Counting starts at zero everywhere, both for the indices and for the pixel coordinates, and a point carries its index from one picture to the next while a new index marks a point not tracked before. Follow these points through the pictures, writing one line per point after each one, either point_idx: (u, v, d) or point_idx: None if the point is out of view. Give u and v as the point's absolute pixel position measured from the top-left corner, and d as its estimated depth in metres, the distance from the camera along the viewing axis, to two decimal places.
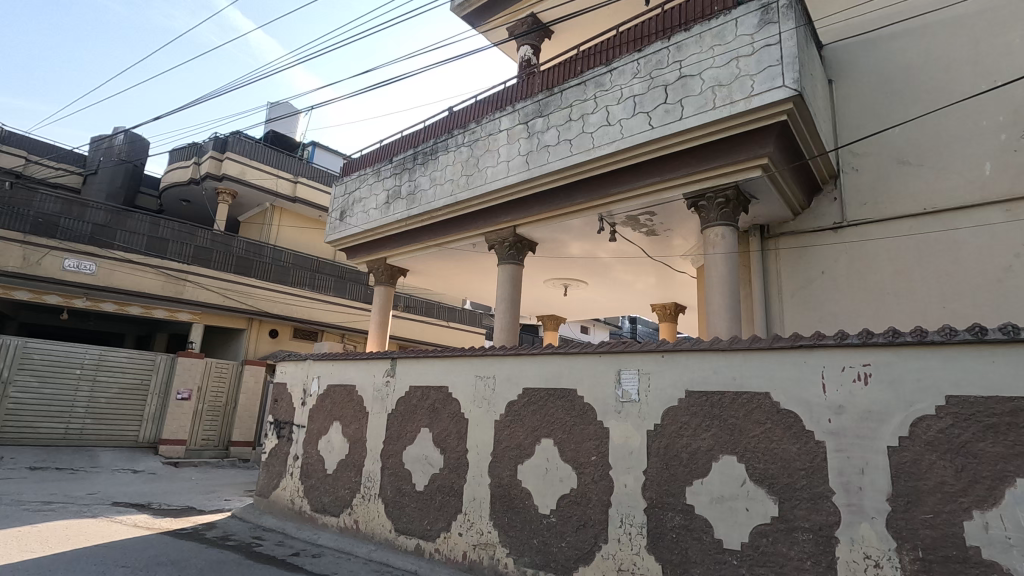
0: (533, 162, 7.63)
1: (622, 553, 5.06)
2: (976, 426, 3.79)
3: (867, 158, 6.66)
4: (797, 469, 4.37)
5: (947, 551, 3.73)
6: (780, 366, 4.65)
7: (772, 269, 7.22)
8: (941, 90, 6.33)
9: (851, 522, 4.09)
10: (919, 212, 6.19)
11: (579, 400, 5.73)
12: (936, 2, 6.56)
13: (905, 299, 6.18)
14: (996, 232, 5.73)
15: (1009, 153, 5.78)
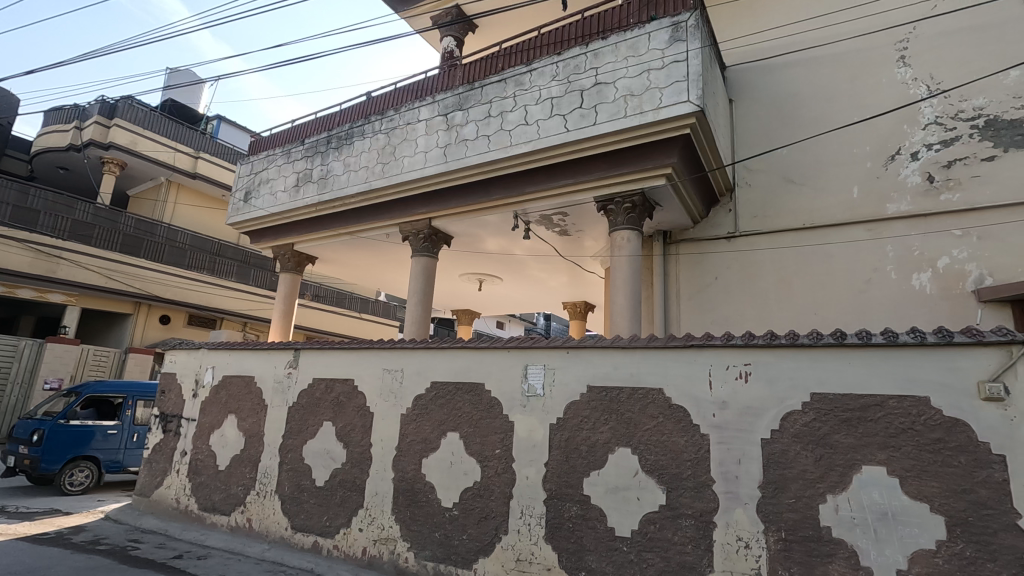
0: (451, 155, 7.57)
1: (520, 543, 5.20)
2: (834, 419, 4.27)
3: (758, 174, 7.25)
4: (684, 460, 4.71)
5: (805, 531, 4.18)
6: (673, 364, 4.97)
7: (672, 273, 7.67)
8: (823, 118, 7.01)
9: (728, 508, 4.46)
10: (799, 227, 6.84)
11: (487, 395, 5.79)
12: (823, 37, 7.25)
13: (783, 306, 6.81)
14: (861, 249, 6.46)
15: (874, 179, 6.53)
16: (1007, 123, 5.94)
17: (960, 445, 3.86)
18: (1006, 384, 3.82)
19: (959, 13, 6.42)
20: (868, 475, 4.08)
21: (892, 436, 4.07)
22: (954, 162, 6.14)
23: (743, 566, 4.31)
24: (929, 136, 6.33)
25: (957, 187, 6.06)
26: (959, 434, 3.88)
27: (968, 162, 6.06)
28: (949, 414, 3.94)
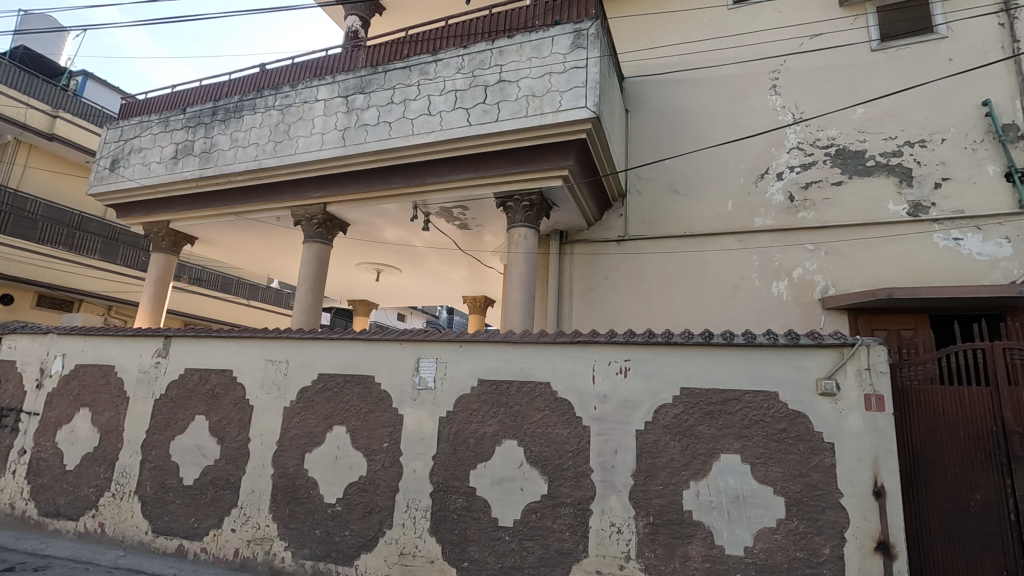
0: (349, 139, 7.29)
1: (404, 537, 5.16)
2: (699, 412, 4.66)
3: (649, 182, 7.71)
4: (567, 451, 4.92)
5: (670, 515, 4.54)
6: (560, 359, 5.16)
7: (566, 271, 7.95)
8: (707, 134, 7.59)
9: (603, 496, 4.73)
10: (682, 234, 7.37)
11: (376, 388, 5.66)
12: (710, 59, 7.84)
13: (664, 307, 7.31)
14: (732, 257, 7.10)
15: (746, 195, 7.20)
16: (853, 153, 6.80)
17: (800, 435, 4.39)
18: (838, 380, 4.39)
19: (820, 52, 7.23)
20: (725, 462, 4.51)
21: (746, 426, 4.52)
22: (810, 184, 6.92)
23: (614, 550, 4.59)
24: (792, 159, 7.08)
25: (812, 207, 6.84)
26: (799, 424, 4.40)
27: (821, 185, 6.86)
28: (792, 407, 4.45)
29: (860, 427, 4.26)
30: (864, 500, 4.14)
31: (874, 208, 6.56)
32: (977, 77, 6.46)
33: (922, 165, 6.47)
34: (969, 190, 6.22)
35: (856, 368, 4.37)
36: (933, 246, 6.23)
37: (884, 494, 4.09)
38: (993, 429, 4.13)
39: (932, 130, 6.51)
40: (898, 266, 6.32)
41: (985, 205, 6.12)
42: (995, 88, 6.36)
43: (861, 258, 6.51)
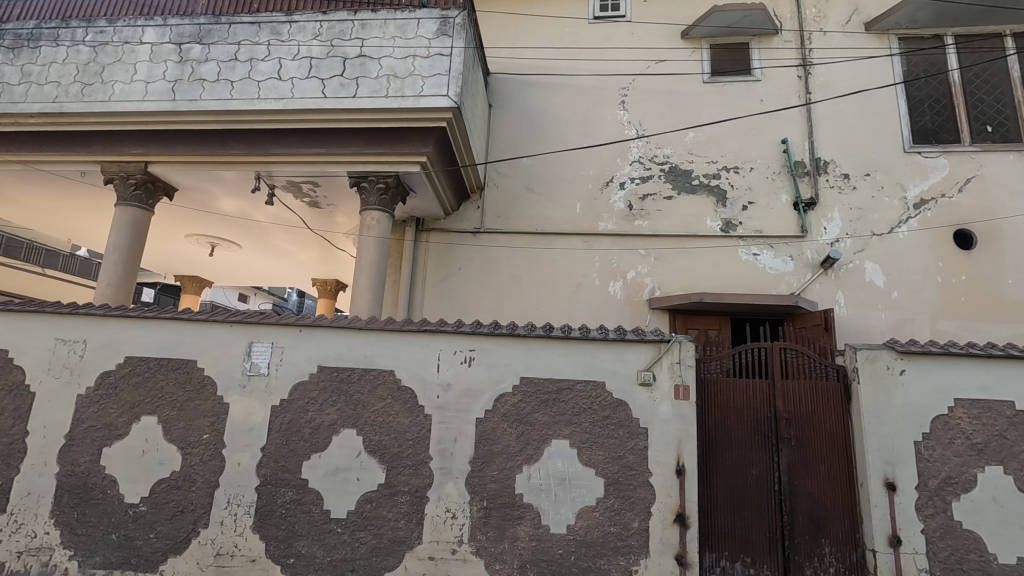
0: (181, 93, 6.45)
1: (222, 537, 4.75)
2: (535, 400, 4.93)
3: (506, 178, 7.93)
4: (407, 439, 4.89)
5: (503, 498, 4.74)
6: (406, 347, 5.09)
7: (420, 259, 7.87)
8: (563, 138, 8.00)
9: (440, 483, 4.80)
10: (534, 231, 7.70)
11: (198, 373, 5.10)
12: (570, 67, 8.25)
13: (513, 300, 7.58)
14: (577, 256, 7.59)
15: (593, 199, 7.73)
16: (682, 172, 7.65)
17: (620, 421, 4.85)
18: (654, 372, 4.92)
19: (663, 77, 8.00)
20: (555, 447, 4.83)
21: (576, 414, 4.89)
22: (647, 196, 7.64)
23: (448, 535, 4.69)
24: (633, 171, 7.75)
25: (647, 216, 7.56)
26: (620, 412, 4.86)
27: (655, 197, 7.61)
28: (616, 396, 4.90)
29: (670, 414, 4.83)
30: (667, 479, 4.71)
31: (696, 222, 7.44)
32: (779, 118, 7.63)
33: (735, 188, 7.48)
34: (767, 214, 7.34)
35: (670, 361, 4.93)
36: (738, 259, 7.25)
37: (683, 473, 4.69)
38: (768, 415, 4.95)
39: (744, 159, 7.56)
40: (711, 274, 7.26)
41: (778, 227, 7.27)
42: (791, 130, 7.57)
43: (683, 266, 7.35)
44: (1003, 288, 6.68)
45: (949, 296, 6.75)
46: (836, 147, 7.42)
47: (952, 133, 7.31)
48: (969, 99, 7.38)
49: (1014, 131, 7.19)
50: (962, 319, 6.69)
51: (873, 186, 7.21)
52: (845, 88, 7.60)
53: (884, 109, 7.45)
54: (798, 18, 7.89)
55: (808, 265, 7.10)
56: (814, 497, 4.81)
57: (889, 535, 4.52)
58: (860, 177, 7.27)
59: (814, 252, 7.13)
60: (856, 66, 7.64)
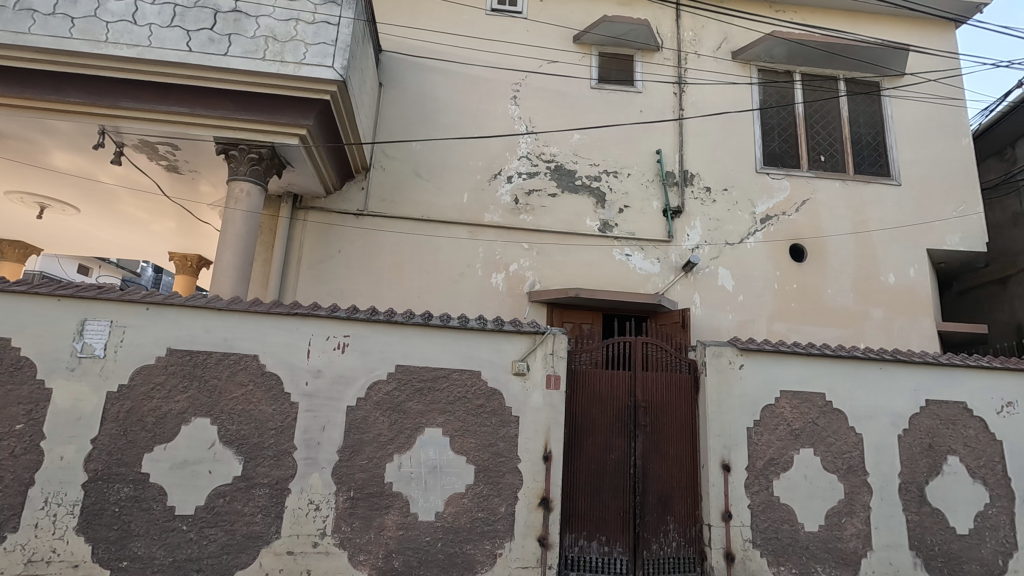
0: (3, 23, 5.46)
1: (37, 541, 4.15)
2: (410, 388, 4.87)
3: (394, 161, 7.71)
4: (268, 429, 4.59)
5: (371, 488, 4.63)
6: (272, 330, 4.76)
7: (296, 238, 7.40)
8: (454, 126, 7.94)
9: (304, 473, 4.57)
10: (419, 217, 7.59)
11: (12, 354, 4.35)
12: (464, 55, 8.20)
13: (394, 286, 7.41)
14: (461, 246, 7.60)
15: (481, 190, 7.78)
16: (567, 171, 7.95)
17: (494, 409, 4.95)
18: (529, 362, 5.09)
19: (554, 77, 8.24)
20: (428, 436, 4.82)
21: (450, 402, 4.90)
22: (533, 191, 7.84)
23: (309, 528, 4.49)
24: (521, 166, 7.92)
25: (532, 211, 7.77)
26: (494, 400, 4.96)
27: (540, 194, 7.84)
28: (490, 384, 4.99)
29: (541, 402, 5.03)
30: (534, 464, 4.91)
31: (577, 220, 7.79)
32: (655, 130, 8.21)
33: (613, 192, 7.94)
34: (640, 218, 7.88)
35: (543, 352, 5.13)
36: (612, 258, 7.72)
37: (550, 458, 4.92)
38: (629, 404, 5.34)
39: (622, 165, 8.04)
40: (588, 271, 7.65)
41: (648, 231, 7.84)
42: (665, 142, 8.18)
43: (563, 261, 7.66)
44: (824, 297, 7.78)
45: (782, 302, 7.73)
46: (702, 162, 8.15)
47: (794, 159, 8.36)
48: (808, 131, 8.47)
49: (840, 162, 8.39)
50: (792, 322, 7.70)
51: (730, 200, 8.03)
52: (712, 109, 8.36)
53: (742, 132, 8.32)
54: (677, 38, 8.52)
55: (672, 267, 7.75)
56: (663, 478, 5.27)
57: (722, 511, 5.10)
58: (720, 191, 8.06)
59: (678, 256, 7.79)
60: (722, 90, 8.44)
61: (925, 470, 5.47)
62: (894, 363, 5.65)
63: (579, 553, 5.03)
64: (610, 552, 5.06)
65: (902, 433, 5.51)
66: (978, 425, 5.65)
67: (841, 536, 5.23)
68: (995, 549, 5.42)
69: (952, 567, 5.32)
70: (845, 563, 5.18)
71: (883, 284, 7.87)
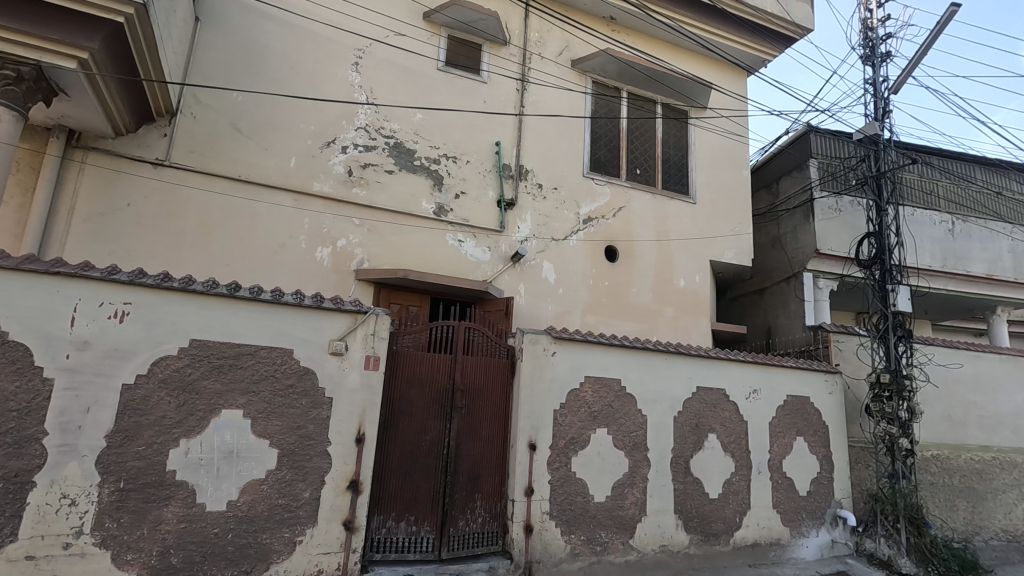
0: None
1: None
2: (207, 366, 4.36)
3: (208, 109, 6.80)
4: (8, 411, 3.73)
5: (147, 478, 4.06)
6: (22, 292, 3.87)
7: (69, 182, 6.14)
8: (284, 82, 7.26)
9: (58, 463, 3.83)
10: (235, 177, 6.82)
11: None
12: (303, 7, 7.51)
13: (199, 252, 6.57)
14: (284, 214, 7.02)
15: (310, 157, 7.25)
16: (406, 150, 7.77)
17: (304, 390, 4.68)
18: (347, 342, 4.90)
19: (400, 51, 7.97)
20: (225, 418, 4.38)
21: (254, 382, 4.50)
22: (368, 165, 7.52)
23: (59, 527, 3.79)
24: (357, 137, 7.54)
25: (365, 186, 7.46)
26: (306, 380, 4.70)
27: (376, 169, 7.56)
28: (303, 364, 4.71)
29: (357, 383, 4.90)
30: (346, 447, 4.77)
31: (412, 201, 7.67)
32: (497, 122, 8.41)
33: (451, 176, 7.96)
34: (475, 206, 8.03)
35: (364, 332, 4.99)
36: (445, 242, 7.76)
37: (363, 441, 4.83)
38: (447, 386, 5.45)
39: (462, 152, 8.09)
40: (419, 254, 7.60)
41: (482, 220, 8.03)
42: (504, 135, 8.43)
43: (395, 241, 7.51)
44: (629, 295, 8.75)
45: (594, 296, 8.51)
46: (537, 160, 8.57)
47: (615, 169, 9.22)
48: (629, 145, 9.41)
49: (652, 177, 9.47)
50: (601, 315, 8.52)
51: (558, 199, 8.58)
52: (550, 111, 8.83)
53: (574, 137, 8.93)
54: (524, 37, 8.79)
55: (501, 257, 8.04)
56: (475, 458, 5.47)
57: (525, 486, 5.46)
58: (550, 189, 8.57)
59: (507, 246, 8.11)
60: (560, 94, 8.95)
61: (691, 446, 6.47)
62: (675, 354, 6.58)
63: (386, 534, 5.00)
64: (417, 532, 5.11)
65: (676, 414, 6.44)
66: (732, 408, 6.85)
67: (623, 504, 5.95)
68: (735, 509, 6.63)
69: (703, 526, 6.38)
70: (624, 528, 5.91)
71: (676, 287, 9.09)
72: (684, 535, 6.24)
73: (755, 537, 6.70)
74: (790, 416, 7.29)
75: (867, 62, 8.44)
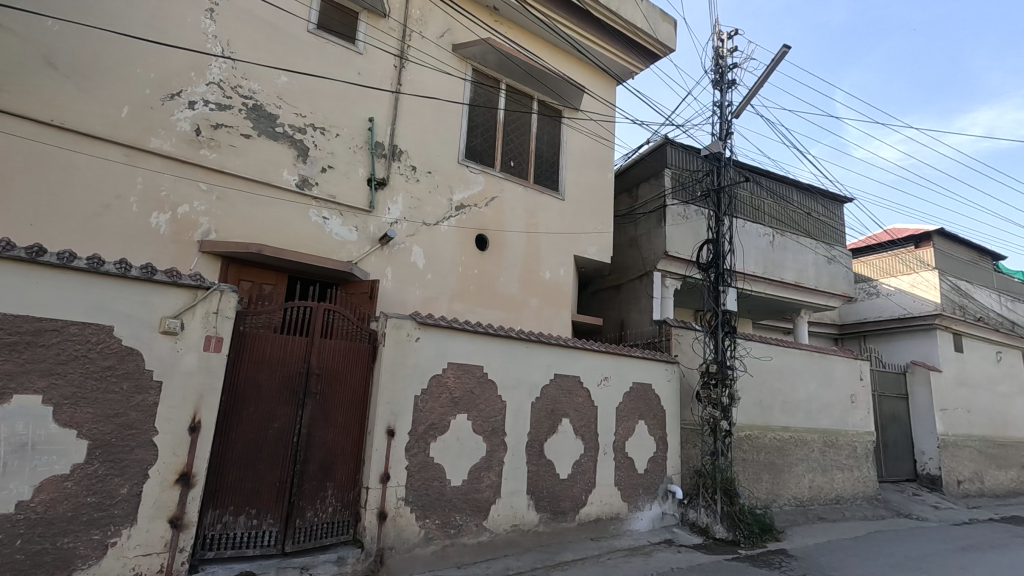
0: None
1: None
2: None
3: (10, 34, 5.64)
4: None
5: None
6: None
7: None
8: (117, 18, 6.27)
9: None
10: (46, 121, 5.77)
11: None
12: None
13: None
14: (111, 171, 6.09)
15: (146, 108, 6.36)
16: (267, 114, 7.14)
17: (126, 373, 4.12)
18: (183, 320, 4.40)
19: (265, 5, 7.27)
20: (16, 406, 3.69)
21: (60, 362, 3.87)
22: (220, 126, 6.80)
23: None
24: (208, 93, 6.76)
25: (216, 148, 6.74)
26: (129, 362, 4.14)
27: (231, 131, 6.86)
28: (125, 343, 4.14)
29: (194, 366, 4.43)
30: (177, 436, 4.29)
31: (270, 170, 7.07)
32: (371, 96, 8.05)
33: (317, 148, 7.47)
34: (342, 182, 7.63)
35: (205, 310, 4.52)
36: (307, 218, 7.28)
37: (198, 429, 4.38)
38: (301, 370, 5.15)
39: (332, 123, 7.63)
40: (277, 228, 7.05)
41: (350, 197, 7.66)
42: (378, 112, 8.09)
43: (249, 212, 6.88)
44: (496, 283, 8.93)
45: (462, 284, 8.55)
46: (411, 141, 8.36)
47: (490, 159, 9.32)
48: (504, 137, 9.55)
49: (525, 170, 9.72)
50: (468, 302, 8.59)
51: (431, 183, 8.46)
52: (427, 92, 8.65)
53: (451, 122, 8.85)
54: (404, 12, 8.49)
55: (368, 238, 7.74)
56: (328, 445, 5.23)
57: (381, 473, 5.35)
58: (423, 172, 8.41)
59: (376, 227, 7.83)
60: (439, 77, 8.80)
61: (546, 430, 6.80)
62: (536, 343, 6.86)
63: (222, 530, 4.59)
64: (258, 526, 4.76)
65: (533, 400, 6.73)
66: (584, 394, 7.31)
67: (478, 487, 6.08)
68: (582, 487, 7.12)
69: (552, 504, 6.76)
70: (479, 510, 6.05)
71: (541, 278, 9.46)
72: (534, 513, 6.56)
73: (597, 513, 7.25)
74: (634, 401, 7.97)
75: (716, 86, 9.42)
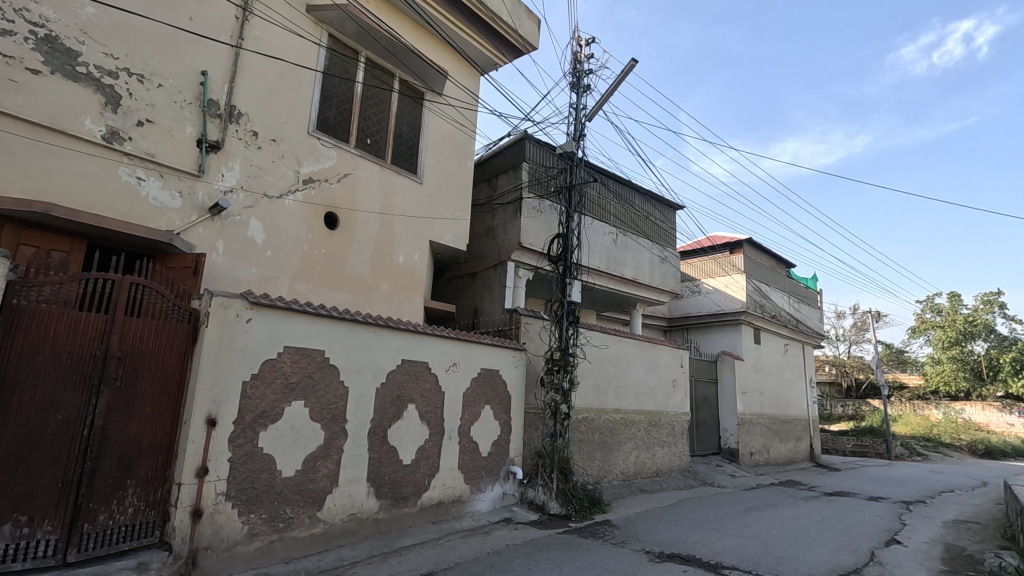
0: None
1: None
2: None
3: None
4: None
5: None
6: None
7: None
8: None
9: None
10: None
11: None
12: None
13: None
14: None
15: None
16: (65, 49, 6.00)
17: None
18: None
19: None
20: None
21: None
22: None
23: None
24: None
25: None
26: None
27: (11, 62, 5.66)
28: None
29: None
30: None
31: (67, 116, 5.98)
32: (206, 47, 7.16)
33: (133, 98, 6.48)
34: (164, 139, 6.71)
35: None
36: (115, 177, 6.28)
37: None
38: (96, 353, 4.45)
39: (153, 71, 6.65)
40: (74, 186, 5.98)
41: (174, 159, 6.77)
42: (214, 66, 7.23)
43: (35, 164, 5.75)
44: (345, 265, 8.52)
45: (306, 263, 8.03)
46: (253, 103, 7.61)
47: (345, 133, 8.83)
48: (361, 111, 9.12)
49: (382, 149, 9.38)
50: (312, 283, 8.09)
51: (275, 152, 7.80)
52: (275, 52, 7.93)
53: (301, 88, 8.21)
54: None
55: (195, 206, 6.91)
56: (129, 438, 4.58)
57: (197, 467, 4.84)
58: (266, 140, 7.72)
59: (205, 195, 7.02)
60: (289, 37, 8.11)
61: (390, 416, 6.68)
62: (384, 328, 6.69)
63: None
64: (30, 536, 4.03)
65: (378, 386, 6.57)
66: (432, 379, 7.31)
67: (313, 477, 5.77)
68: (425, 472, 7.12)
69: (394, 491, 6.66)
70: (312, 502, 5.74)
71: (393, 262, 9.21)
72: (374, 501, 6.40)
73: (440, 497, 7.31)
74: (481, 387, 8.16)
75: (573, 88, 9.93)
